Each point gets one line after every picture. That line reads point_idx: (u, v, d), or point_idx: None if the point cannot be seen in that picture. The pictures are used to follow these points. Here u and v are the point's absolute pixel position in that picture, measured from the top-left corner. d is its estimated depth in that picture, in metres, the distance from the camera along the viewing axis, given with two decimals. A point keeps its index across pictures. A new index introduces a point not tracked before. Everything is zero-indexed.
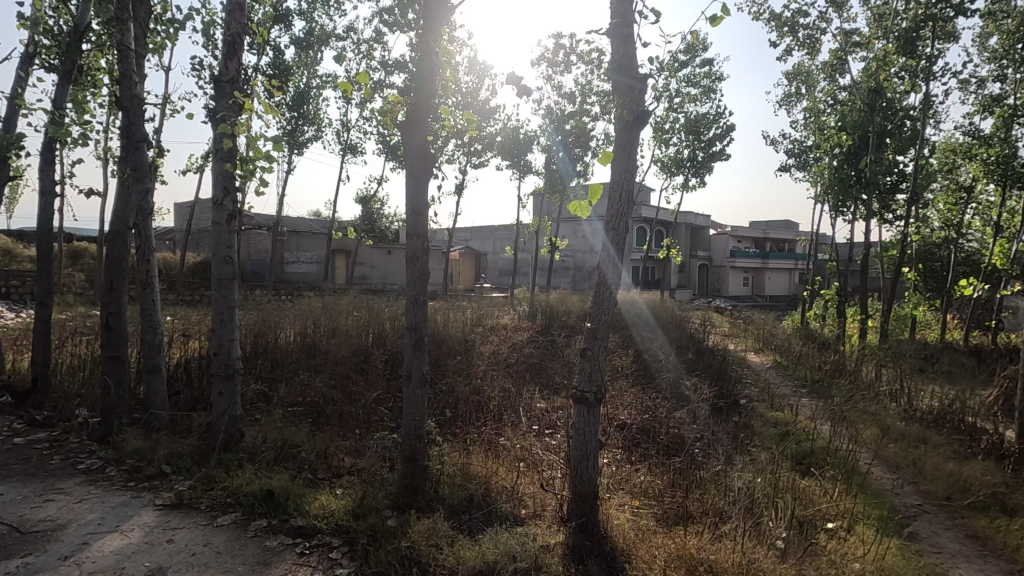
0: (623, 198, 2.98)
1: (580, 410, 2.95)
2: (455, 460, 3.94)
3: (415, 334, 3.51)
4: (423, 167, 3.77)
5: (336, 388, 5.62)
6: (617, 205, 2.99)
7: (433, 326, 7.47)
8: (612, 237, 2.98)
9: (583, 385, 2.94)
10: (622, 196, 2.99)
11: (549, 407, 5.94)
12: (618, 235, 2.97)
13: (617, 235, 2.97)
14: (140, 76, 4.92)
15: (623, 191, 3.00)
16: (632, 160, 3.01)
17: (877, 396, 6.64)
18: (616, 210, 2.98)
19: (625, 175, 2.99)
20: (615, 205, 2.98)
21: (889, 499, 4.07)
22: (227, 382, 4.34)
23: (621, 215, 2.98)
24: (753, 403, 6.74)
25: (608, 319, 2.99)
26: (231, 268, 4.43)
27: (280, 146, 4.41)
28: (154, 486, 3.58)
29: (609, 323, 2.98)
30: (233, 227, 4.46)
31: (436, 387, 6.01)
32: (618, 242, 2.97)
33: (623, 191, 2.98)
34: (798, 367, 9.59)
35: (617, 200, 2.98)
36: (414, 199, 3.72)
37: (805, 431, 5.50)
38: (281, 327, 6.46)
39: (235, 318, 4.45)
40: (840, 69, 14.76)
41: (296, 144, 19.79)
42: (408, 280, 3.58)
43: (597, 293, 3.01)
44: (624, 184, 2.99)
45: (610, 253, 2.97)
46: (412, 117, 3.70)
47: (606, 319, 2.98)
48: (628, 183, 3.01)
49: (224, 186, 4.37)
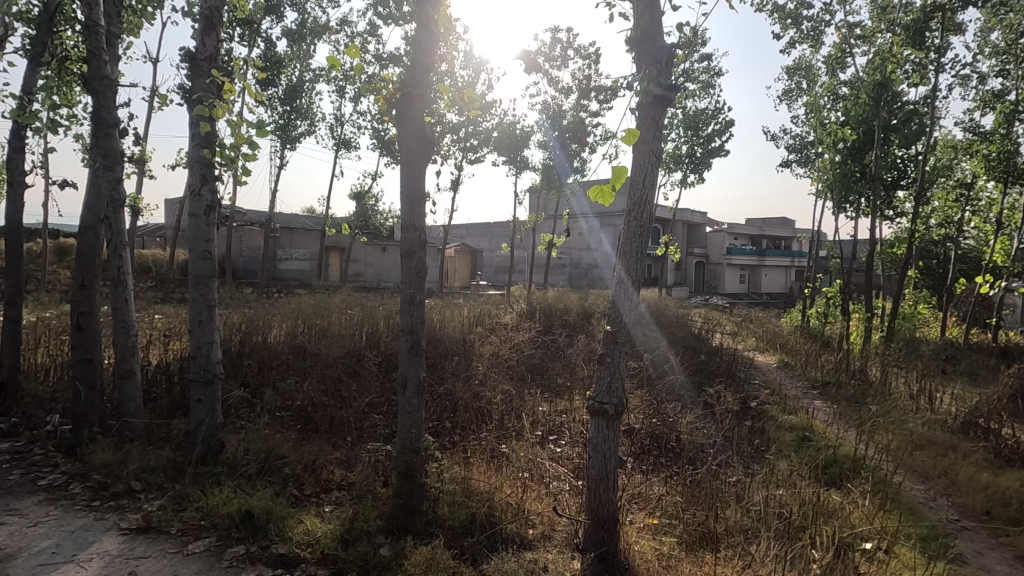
0: (646, 184, 2.63)
1: (598, 424, 2.61)
2: (455, 473, 3.61)
3: (411, 338, 3.16)
4: (420, 151, 3.37)
5: (326, 393, 5.26)
6: (640, 192, 2.63)
7: (430, 326, 7.15)
8: (633, 229, 2.63)
9: (598, 394, 2.61)
10: (645, 182, 2.63)
11: (553, 412, 5.64)
12: (641, 228, 2.63)
13: (639, 227, 2.62)
14: (111, 56, 4.51)
15: (646, 177, 2.64)
16: (656, 142, 2.66)
17: (892, 399, 6.35)
18: (638, 198, 2.63)
19: (648, 159, 2.64)
20: (636, 192, 2.63)
21: (925, 514, 3.79)
22: (206, 388, 4.00)
23: (644, 203, 2.63)
24: (764, 407, 6.45)
25: (629, 323, 2.65)
26: (210, 263, 4.06)
27: (266, 132, 4.06)
28: (121, 506, 3.22)
29: (631, 327, 2.63)
30: (213, 219, 4.08)
31: (434, 391, 5.67)
32: (640, 234, 2.63)
33: (647, 177, 2.63)
34: (805, 368, 9.32)
35: (639, 187, 2.63)
36: (411, 187, 3.33)
37: (824, 438, 5.21)
38: (268, 327, 6.10)
39: (214, 318, 4.09)
40: (841, 64, 14.51)
41: (288, 139, 19.39)
42: (403, 278, 3.22)
43: (615, 292, 2.67)
44: (649, 168, 2.64)
45: (632, 247, 2.63)
46: (409, 96, 3.29)
47: (626, 322, 2.63)
48: (652, 167, 2.66)
49: (201, 175, 3.98)
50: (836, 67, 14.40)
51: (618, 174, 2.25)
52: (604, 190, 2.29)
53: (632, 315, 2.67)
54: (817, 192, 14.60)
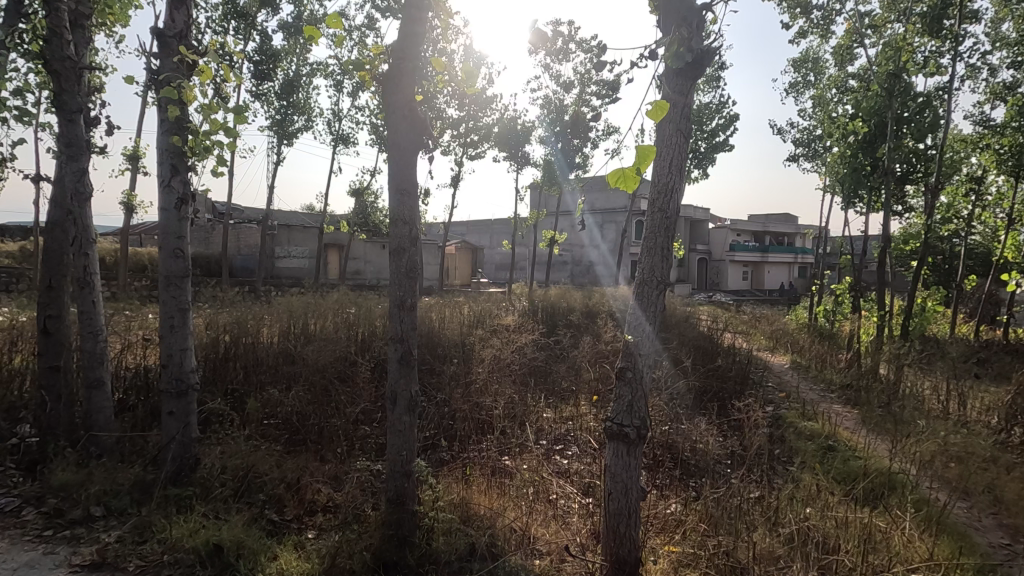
0: (672, 169, 2.25)
1: (617, 449, 2.24)
2: (452, 496, 3.27)
3: (401, 346, 2.79)
4: (411, 133, 2.90)
5: (315, 402, 4.88)
6: (665, 178, 2.26)
7: (428, 327, 6.81)
8: (658, 221, 2.24)
9: (614, 413, 2.26)
10: (672, 166, 2.25)
11: (557, 420, 5.30)
12: (667, 220, 2.24)
13: (664, 219, 2.24)
14: (74, 36, 4.11)
15: (673, 160, 2.26)
16: (685, 118, 2.27)
17: (916, 403, 5.99)
18: (663, 185, 2.25)
19: (675, 139, 2.25)
20: (661, 179, 2.25)
21: (972, 538, 3.45)
22: (179, 400, 3.64)
23: (669, 192, 2.25)
24: (782, 413, 6.07)
25: (652, 331, 2.27)
26: (183, 263, 3.68)
27: (244, 118, 3.68)
28: (75, 537, 2.86)
29: (653, 335, 2.26)
30: (186, 213, 3.70)
31: (431, 400, 5.31)
32: (666, 227, 2.25)
33: (673, 161, 2.24)
34: (819, 370, 8.95)
35: (665, 171, 2.25)
36: (401, 175, 2.88)
37: (852, 450, 4.83)
38: (255, 330, 5.74)
39: (188, 322, 3.72)
40: (849, 57, 14.13)
41: (285, 135, 19.03)
42: (392, 278, 2.83)
43: (637, 296, 2.28)
44: (678, 147, 2.25)
45: (656, 243, 2.25)
46: (397, 68, 2.84)
47: (649, 330, 2.26)
48: (680, 149, 2.27)
49: (171, 164, 3.59)
50: (845, 58, 13.97)
51: (647, 153, 1.85)
52: (628, 171, 1.88)
53: (655, 320, 2.29)
54: (825, 187, 14.22)
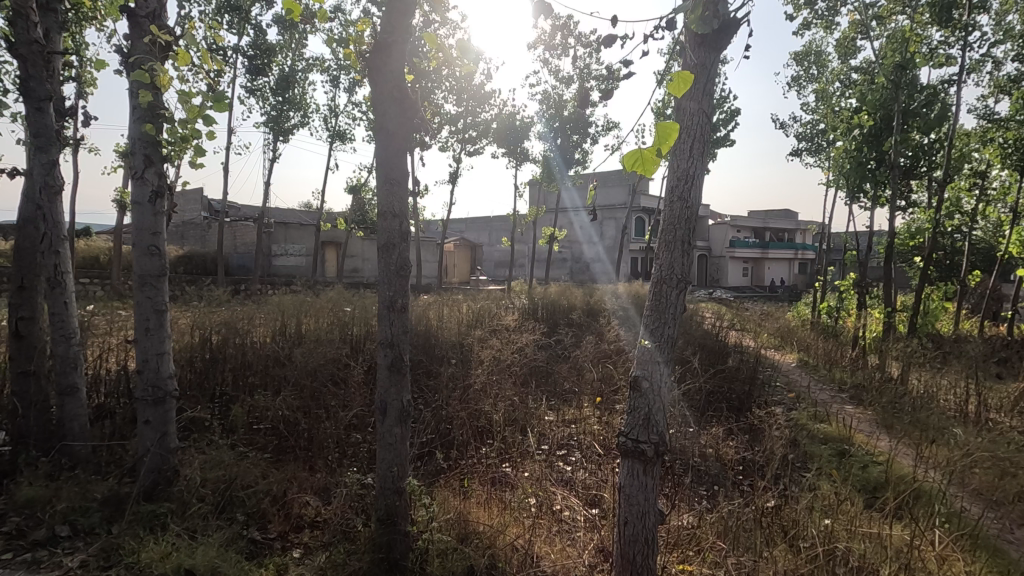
0: (694, 154, 2.00)
1: (632, 468, 2.00)
2: (449, 512, 3.03)
3: (391, 351, 2.54)
4: (401, 114, 2.55)
5: (305, 408, 4.64)
6: (686, 163, 2.00)
7: (425, 327, 6.57)
8: (677, 212, 2.00)
9: (627, 426, 2.02)
10: (693, 149, 2.00)
11: (559, 424, 5.08)
12: (688, 210, 2.00)
13: (684, 209, 1.99)
14: (41, 17, 3.84)
15: (695, 143, 2.00)
16: (708, 95, 2.00)
17: (931, 404, 5.75)
18: (683, 171, 2.00)
19: (698, 118, 1.99)
20: (681, 164, 1.99)
21: (1009, 555, 3.22)
22: (156, 408, 3.40)
23: (690, 179, 2.00)
24: (794, 414, 5.83)
25: (671, 335, 2.02)
26: (159, 261, 3.43)
27: (222, 105, 3.39)
28: (35, 562, 2.61)
29: (673, 339, 2.01)
30: (161, 207, 3.44)
31: (428, 404, 5.08)
32: (687, 219, 2.00)
33: (695, 144, 1.98)
34: (826, 370, 8.76)
35: (685, 155, 2.00)
36: (389, 161, 2.56)
37: (870, 455, 4.60)
38: (244, 332, 5.48)
39: (164, 324, 3.47)
40: (852, 50, 13.86)
41: (281, 131, 18.75)
42: (381, 277, 2.56)
43: (655, 296, 2.03)
44: (700, 127, 2.00)
45: (675, 236, 1.99)
46: (382, 39, 2.48)
47: (669, 334, 2.01)
48: (702, 129, 2.01)
49: (144, 155, 3.32)
50: (849, 51, 13.71)
51: (669, 130, 1.59)
52: (647, 151, 1.62)
53: (674, 322, 2.03)
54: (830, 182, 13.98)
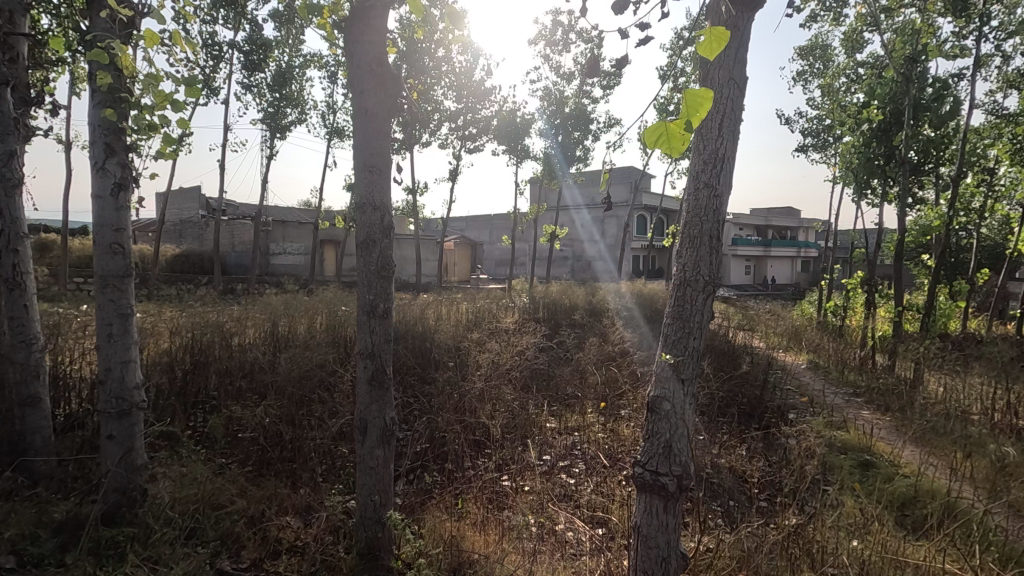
0: (723, 134, 1.69)
1: (650, 505, 1.70)
2: (441, 540, 2.74)
3: (371, 364, 2.25)
4: (382, 94, 2.23)
5: (289, 418, 4.34)
6: (713, 144, 1.69)
7: (421, 329, 6.28)
8: (704, 201, 1.69)
9: (644, 454, 1.72)
10: (723, 127, 1.69)
11: (560, 433, 4.81)
12: (716, 199, 1.69)
13: (713, 196, 1.68)
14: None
15: (725, 121, 1.70)
16: (739, 64, 1.70)
17: (954, 409, 5.45)
18: (711, 153, 1.69)
19: (727, 91, 1.69)
20: (708, 146, 1.69)
21: None
22: (120, 422, 3.10)
23: (719, 162, 1.69)
24: (809, 420, 5.54)
25: (696, 346, 1.71)
26: (124, 260, 3.13)
27: (193, 89, 3.08)
28: None
29: (697, 352, 1.71)
30: (125, 201, 3.14)
31: (423, 413, 4.78)
32: (715, 210, 1.69)
33: (724, 122, 1.68)
34: (838, 372, 8.45)
35: (714, 134, 1.69)
36: (369, 146, 2.24)
37: (896, 467, 4.30)
38: (227, 334, 5.18)
39: (130, 330, 3.16)
40: (860, 44, 13.51)
41: (278, 128, 18.44)
42: (362, 278, 2.26)
43: (678, 300, 1.72)
44: (731, 99, 1.69)
45: (702, 229, 1.68)
46: (359, 5, 2.15)
47: (694, 345, 1.71)
48: (732, 104, 1.70)
49: (105, 142, 3.01)
50: (855, 44, 13.37)
51: (701, 97, 1.28)
52: (674, 123, 1.30)
53: (700, 332, 1.72)
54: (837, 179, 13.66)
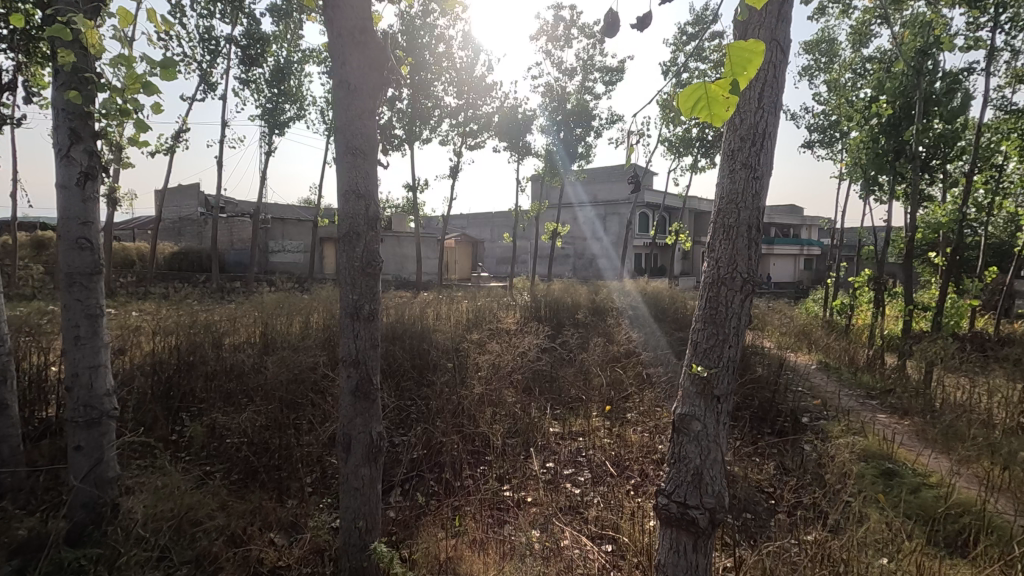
0: (763, 108, 1.48)
1: (677, 543, 1.51)
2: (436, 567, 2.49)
3: (356, 373, 2.02)
4: (366, 67, 1.98)
5: (277, 424, 4.11)
6: (750, 121, 1.49)
7: (419, 328, 6.04)
8: (740, 186, 1.49)
9: (670, 483, 1.55)
10: (764, 103, 1.48)
11: (564, 440, 4.56)
12: (754, 183, 1.49)
13: (751, 180, 1.49)
14: None
15: (766, 94, 1.49)
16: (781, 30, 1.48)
17: (977, 412, 5.19)
18: (750, 132, 1.48)
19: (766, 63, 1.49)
20: (745, 124, 1.48)
21: None
22: (89, 432, 2.86)
23: (758, 141, 1.48)
24: (825, 425, 5.29)
25: (729, 351, 1.53)
26: (93, 255, 2.88)
27: (168, 71, 2.84)
28: None
29: (731, 358, 1.53)
30: (92, 191, 2.90)
31: (420, 418, 4.54)
32: (753, 195, 1.49)
33: (765, 96, 1.48)
34: (850, 373, 8.19)
35: (752, 110, 1.48)
36: (352, 126, 1.98)
37: (922, 477, 4.03)
38: (214, 335, 4.94)
39: (99, 332, 2.92)
40: (867, 37, 13.20)
41: (276, 125, 18.20)
42: (346, 275, 2.01)
43: (709, 297, 1.53)
44: (775, 68, 1.48)
45: (737, 218, 1.49)
46: None
47: (728, 350, 1.52)
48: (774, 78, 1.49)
49: (70, 128, 2.76)
50: (863, 38, 13.09)
51: (751, 49, 1.04)
52: (717, 82, 1.07)
53: (735, 335, 1.53)
54: (844, 175, 13.39)
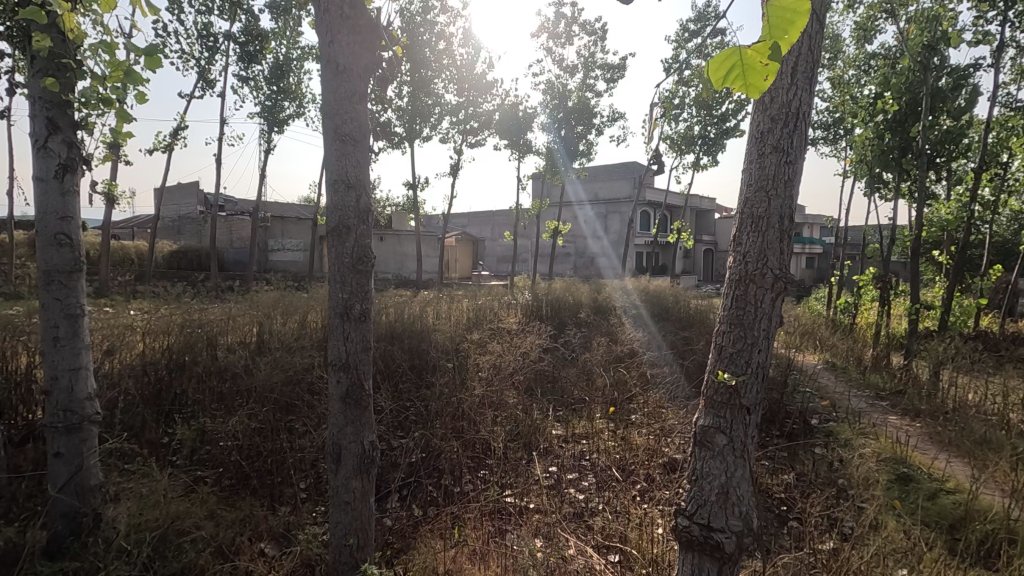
0: (786, 129, 1.70)
1: (701, 567, 1.70)
2: None
3: (347, 377, 1.88)
4: (356, 45, 1.83)
5: (272, 427, 3.99)
6: (775, 140, 1.70)
7: (418, 328, 5.91)
8: (766, 197, 1.71)
9: (692, 504, 1.77)
10: (788, 126, 1.70)
11: (567, 443, 4.43)
12: (777, 195, 1.71)
13: (776, 193, 1.71)
14: None
15: (787, 117, 1.71)
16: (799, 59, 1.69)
17: (990, 414, 5.05)
18: (776, 149, 1.69)
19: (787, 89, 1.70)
20: (772, 144, 1.70)
21: None
22: (69, 438, 2.71)
23: (783, 157, 1.70)
24: (834, 427, 5.16)
25: (760, 344, 1.75)
26: (73, 251, 2.74)
27: (151, 57, 2.69)
28: None
29: (761, 350, 1.75)
30: (72, 184, 2.74)
31: (420, 420, 4.43)
32: (777, 204, 1.71)
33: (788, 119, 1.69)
34: (858, 373, 8.04)
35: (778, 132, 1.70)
36: (342, 111, 1.84)
37: (939, 482, 3.88)
38: (205, 335, 4.78)
39: (80, 333, 2.77)
40: (872, 33, 13.00)
41: (275, 122, 18.03)
42: (337, 275, 1.87)
43: (740, 297, 1.75)
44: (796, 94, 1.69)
45: (765, 224, 1.70)
46: None
47: (759, 344, 1.75)
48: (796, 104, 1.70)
49: (47, 117, 2.61)
50: (869, 32, 12.90)
51: (797, 10, 0.90)
52: (754, 46, 0.92)
53: (766, 328, 1.75)
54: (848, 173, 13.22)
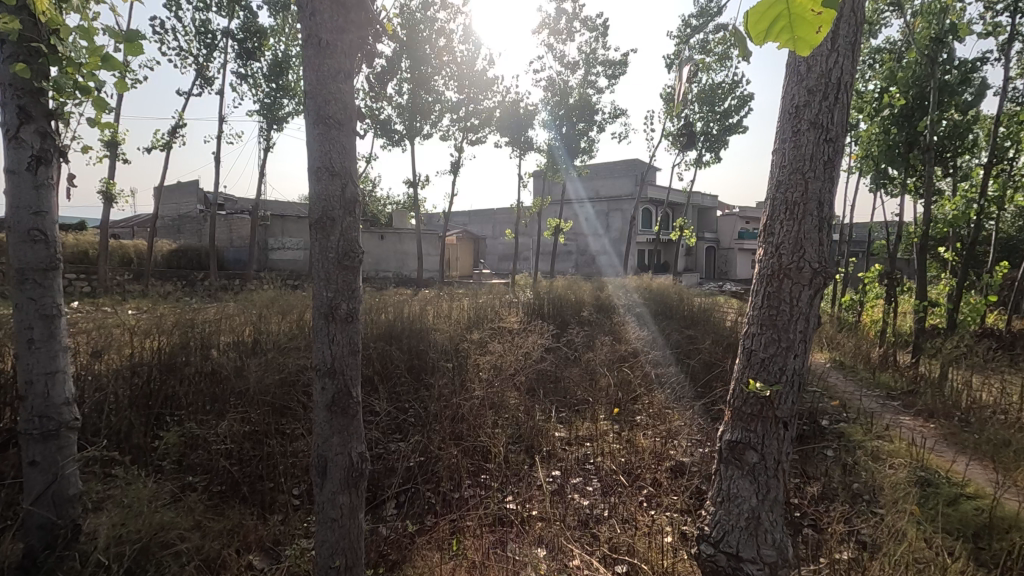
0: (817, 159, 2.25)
1: None
2: None
3: (332, 384, 1.72)
4: (339, 18, 1.67)
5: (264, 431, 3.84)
6: (808, 163, 2.24)
7: (416, 327, 5.75)
8: (798, 207, 2.24)
9: (718, 533, 2.33)
10: (817, 153, 2.25)
11: (570, 446, 4.27)
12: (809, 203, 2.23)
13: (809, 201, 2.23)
14: None
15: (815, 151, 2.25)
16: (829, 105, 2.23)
17: (1008, 415, 4.88)
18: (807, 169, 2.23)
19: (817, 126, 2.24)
20: (806, 168, 2.25)
21: None
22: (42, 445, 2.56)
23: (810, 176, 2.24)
24: (845, 429, 5.00)
25: (798, 330, 2.24)
26: (48, 248, 2.59)
27: (132, 44, 2.53)
28: None
29: (795, 337, 2.25)
30: (46, 177, 2.59)
31: (419, 422, 4.29)
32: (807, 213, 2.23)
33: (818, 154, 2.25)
34: (867, 372, 7.85)
35: (812, 158, 2.24)
36: (324, 90, 1.68)
37: (959, 486, 3.73)
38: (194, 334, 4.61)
39: (57, 334, 2.61)
40: (878, 26, 12.78)
41: (274, 120, 17.88)
42: (320, 272, 1.71)
43: (779, 292, 2.26)
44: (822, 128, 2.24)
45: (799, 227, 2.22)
46: None
47: (795, 330, 2.25)
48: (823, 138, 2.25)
49: (17, 104, 2.45)
50: (875, 25, 12.68)
51: None
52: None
53: (804, 314, 2.24)
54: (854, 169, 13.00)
